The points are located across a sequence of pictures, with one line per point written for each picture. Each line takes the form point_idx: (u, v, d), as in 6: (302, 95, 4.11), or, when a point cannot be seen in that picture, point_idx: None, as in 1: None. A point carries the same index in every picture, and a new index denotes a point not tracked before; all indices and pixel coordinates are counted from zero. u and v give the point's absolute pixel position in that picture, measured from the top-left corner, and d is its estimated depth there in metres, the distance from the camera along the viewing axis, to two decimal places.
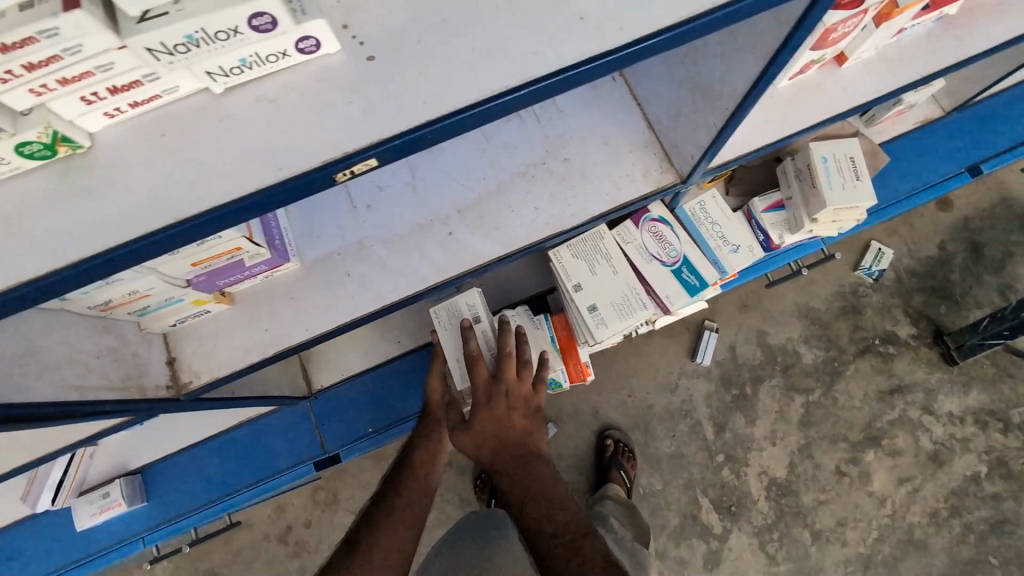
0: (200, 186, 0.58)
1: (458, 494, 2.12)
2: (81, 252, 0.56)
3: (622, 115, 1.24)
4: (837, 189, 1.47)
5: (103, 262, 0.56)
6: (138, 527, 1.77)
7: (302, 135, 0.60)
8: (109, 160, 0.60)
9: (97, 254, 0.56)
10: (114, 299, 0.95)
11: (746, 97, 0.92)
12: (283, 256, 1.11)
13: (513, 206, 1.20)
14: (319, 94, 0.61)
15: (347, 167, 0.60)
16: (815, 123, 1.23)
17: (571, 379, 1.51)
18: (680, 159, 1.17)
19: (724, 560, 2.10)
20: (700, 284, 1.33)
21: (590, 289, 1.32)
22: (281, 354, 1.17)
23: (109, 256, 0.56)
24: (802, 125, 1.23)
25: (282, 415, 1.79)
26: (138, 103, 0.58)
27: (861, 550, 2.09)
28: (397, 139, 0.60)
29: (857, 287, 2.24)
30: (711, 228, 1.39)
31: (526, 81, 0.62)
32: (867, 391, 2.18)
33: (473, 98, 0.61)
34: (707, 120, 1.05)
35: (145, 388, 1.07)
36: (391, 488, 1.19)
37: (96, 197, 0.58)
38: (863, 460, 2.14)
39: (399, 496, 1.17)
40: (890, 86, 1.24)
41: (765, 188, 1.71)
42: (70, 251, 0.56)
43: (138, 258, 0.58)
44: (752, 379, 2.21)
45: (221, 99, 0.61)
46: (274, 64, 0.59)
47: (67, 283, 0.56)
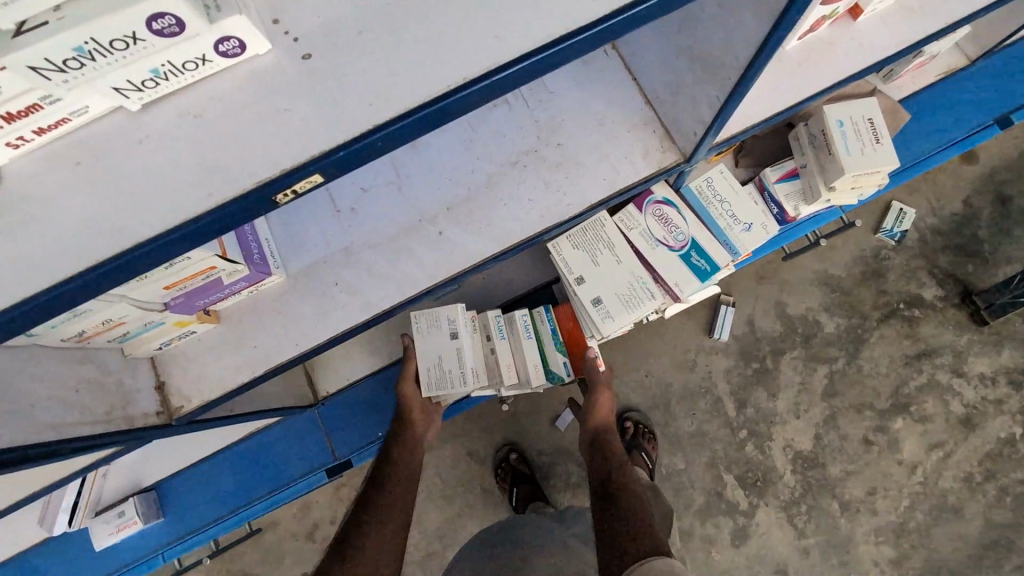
0: (131, 219, 0.52)
1: (479, 484, 2.08)
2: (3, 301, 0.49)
3: (615, 91, 1.14)
4: (854, 154, 1.37)
5: (30, 311, 0.49)
6: (155, 544, 1.70)
7: (240, 150, 0.53)
8: (21, 194, 0.53)
9: (23, 302, 0.49)
10: (88, 330, 0.88)
11: (743, 79, 0.85)
12: (264, 270, 1.05)
13: (506, 199, 1.12)
14: (252, 101, 0.55)
15: (289, 185, 0.53)
16: (830, 84, 1.11)
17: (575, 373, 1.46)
18: (682, 135, 1.08)
19: (752, 536, 2.04)
20: (711, 267, 1.25)
21: (594, 281, 1.24)
22: (273, 371, 1.11)
23: (37, 302, 0.49)
24: (816, 89, 1.12)
25: (292, 423, 1.73)
26: (44, 128, 0.51)
27: (893, 518, 2.02)
28: (344, 149, 0.53)
29: (878, 251, 2.12)
30: (720, 207, 1.29)
31: (490, 70, 0.55)
32: (893, 357, 2.08)
33: (429, 95, 0.54)
34: (708, 93, 0.96)
35: (135, 418, 1.01)
36: (376, 494, 1.16)
37: (14, 237, 0.51)
38: (891, 427, 2.06)
39: (384, 498, 1.15)
40: (911, 37, 1.12)
41: (778, 159, 1.60)
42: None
43: (71, 301, 0.51)
44: (773, 352, 2.11)
45: (141, 116, 0.55)
46: (195, 72, 0.53)
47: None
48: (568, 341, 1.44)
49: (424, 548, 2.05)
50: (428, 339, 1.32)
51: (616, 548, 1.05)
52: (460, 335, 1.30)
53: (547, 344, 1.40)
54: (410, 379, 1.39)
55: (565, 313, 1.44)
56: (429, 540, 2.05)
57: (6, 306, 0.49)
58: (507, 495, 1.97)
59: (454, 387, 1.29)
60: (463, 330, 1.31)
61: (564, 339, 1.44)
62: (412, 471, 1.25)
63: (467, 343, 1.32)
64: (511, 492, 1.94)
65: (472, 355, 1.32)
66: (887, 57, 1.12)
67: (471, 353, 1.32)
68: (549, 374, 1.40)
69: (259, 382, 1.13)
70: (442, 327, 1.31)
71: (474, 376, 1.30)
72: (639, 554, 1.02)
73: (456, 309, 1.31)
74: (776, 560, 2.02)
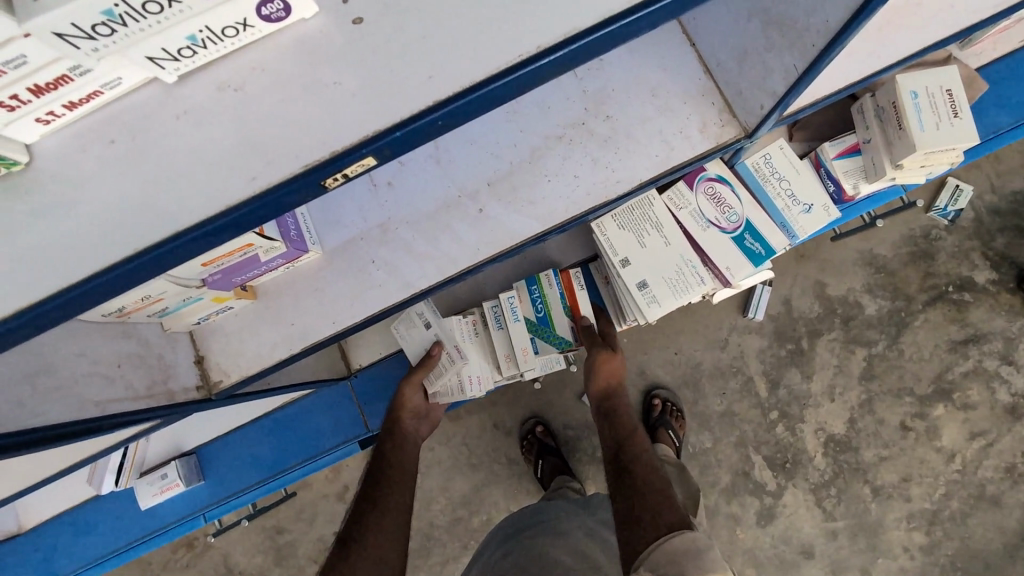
0: (177, 200, 0.48)
1: (503, 455, 2.07)
2: (50, 286, 0.47)
3: (673, 59, 1.05)
4: (929, 130, 1.25)
5: (74, 297, 0.47)
6: (195, 507, 1.70)
7: (284, 128, 0.49)
8: (56, 174, 0.49)
9: (75, 286, 0.46)
10: (128, 306, 0.87)
11: (821, 56, 0.79)
12: (301, 247, 1.01)
13: (550, 175, 1.06)
14: (296, 73, 0.50)
15: (338, 170, 0.49)
16: (903, 58, 1.02)
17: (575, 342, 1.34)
18: (745, 109, 1.00)
19: (778, 517, 1.99)
20: (766, 252, 1.17)
21: (640, 263, 1.18)
22: (311, 349, 1.09)
23: (88, 287, 0.47)
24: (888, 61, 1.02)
25: (323, 395, 1.68)
26: (76, 102, 0.47)
27: (926, 505, 1.95)
28: (398, 130, 0.48)
29: (929, 230, 1.98)
30: (778, 186, 1.21)
31: (567, 39, 0.49)
32: (938, 341, 1.97)
33: (495, 67, 0.49)
34: (785, 62, 0.89)
35: (174, 393, 1.00)
36: (376, 488, 1.14)
37: (52, 219, 0.48)
38: (931, 414, 1.96)
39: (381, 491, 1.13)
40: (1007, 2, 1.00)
41: (836, 132, 1.47)
42: (32, 289, 0.46)
43: (117, 287, 0.48)
44: (810, 333, 2.01)
45: (177, 90, 0.50)
46: (234, 39, 0.48)
47: (38, 322, 0.47)
48: (573, 307, 1.35)
49: (447, 515, 2.07)
50: (411, 338, 1.34)
51: (633, 525, 1.01)
52: (432, 323, 1.29)
53: (553, 311, 1.33)
54: (417, 384, 1.31)
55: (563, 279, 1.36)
56: (455, 507, 2.07)
57: (53, 292, 0.46)
58: (533, 466, 1.97)
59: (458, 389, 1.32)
60: (434, 317, 1.30)
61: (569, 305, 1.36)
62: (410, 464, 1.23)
63: (444, 334, 1.29)
64: (537, 465, 1.93)
65: (474, 360, 1.35)
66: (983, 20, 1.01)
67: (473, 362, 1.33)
68: (555, 340, 1.34)
69: (295, 359, 1.12)
70: (419, 324, 1.31)
71: (473, 381, 1.33)
72: (661, 530, 0.97)
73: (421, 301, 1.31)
74: (802, 542, 1.98)
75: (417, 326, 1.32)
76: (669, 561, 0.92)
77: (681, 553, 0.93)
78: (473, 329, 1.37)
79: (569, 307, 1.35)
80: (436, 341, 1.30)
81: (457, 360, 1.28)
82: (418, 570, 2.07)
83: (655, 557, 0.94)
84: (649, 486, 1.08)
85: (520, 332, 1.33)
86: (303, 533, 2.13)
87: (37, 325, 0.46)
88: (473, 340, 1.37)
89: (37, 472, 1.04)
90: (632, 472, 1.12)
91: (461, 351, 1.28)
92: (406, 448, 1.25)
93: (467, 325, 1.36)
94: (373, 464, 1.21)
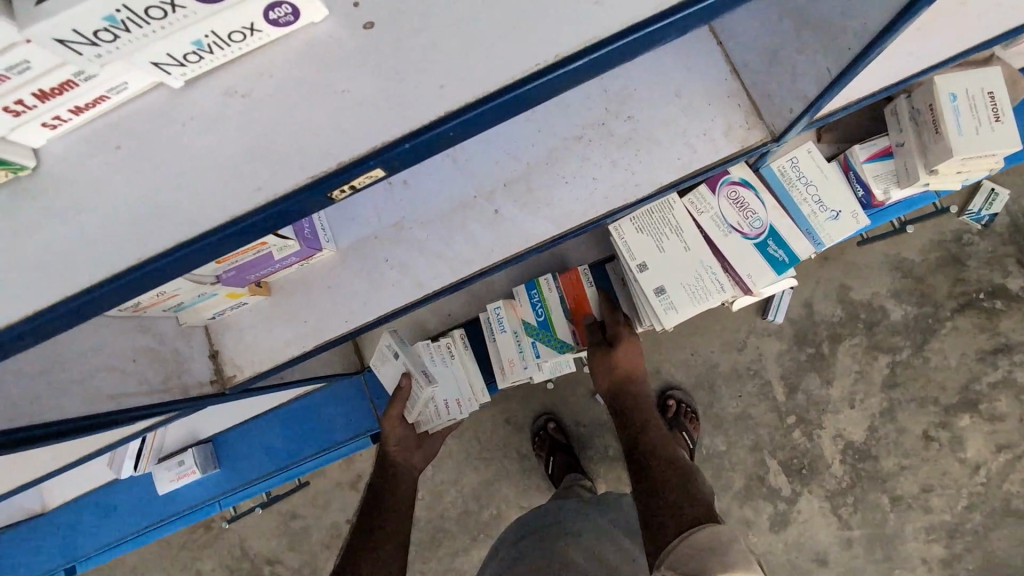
0: (188, 206, 0.47)
1: (514, 451, 2.06)
2: (63, 290, 0.46)
3: (698, 59, 1.02)
4: (967, 135, 1.19)
5: (87, 301, 0.46)
6: (211, 494, 1.72)
7: (291, 136, 0.48)
8: (64, 177, 0.49)
9: (90, 289, 0.46)
10: (143, 301, 0.87)
11: (863, 56, 0.75)
12: (315, 246, 1.00)
13: (568, 176, 1.03)
14: (304, 77, 0.48)
15: (346, 182, 0.47)
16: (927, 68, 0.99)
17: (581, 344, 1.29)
18: (772, 111, 0.96)
19: (791, 523, 1.95)
20: (789, 259, 1.13)
21: (657, 268, 1.15)
22: (324, 346, 1.09)
23: (102, 291, 0.46)
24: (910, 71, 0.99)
25: (336, 388, 1.68)
26: (82, 107, 0.46)
27: (947, 518, 1.90)
28: (409, 140, 0.46)
29: (961, 235, 1.90)
30: (805, 191, 1.16)
31: (587, 47, 0.47)
32: (966, 350, 1.90)
33: (513, 76, 0.47)
34: (818, 65, 0.85)
35: (189, 386, 1.01)
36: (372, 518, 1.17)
37: (61, 222, 0.48)
38: (956, 425, 1.90)
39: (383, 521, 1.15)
40: None
41: (867, 134, 1.42)
42: (46, 292, 0.46)
43: (129, 291, 0.47)
44: (831, 337, 1.95)
45: (184, 94, 0.49)
46: (242, 44, 0.47)
47: (51, 325, 0.47)
48: (575, 307, 1.31)
49: (457, 508, 2.08)
50: (387, 372, 1.29)
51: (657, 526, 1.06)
52: (399, 354, 1.24)
53: (553, 313, 1.30)
54: (396, 418, 1.25)
55: (569, 277, 1.33)
56: (465, 500, 2.08)
57: (66, 295, 0.46)
58: (543, 464, 1.96)
59: (439, 417, 1.29)
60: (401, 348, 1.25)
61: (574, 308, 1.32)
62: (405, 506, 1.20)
63: (410, 362, 1.23)
64: (547, 462, 1.92)
65: (446, 386, 1.29)
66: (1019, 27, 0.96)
67: (445, 385, 1.29)
68: (557, 344, 1.28)
69: (309, 355, 1.11)
70: (389, 356, 1.27)
71: (452, 405, 1.29)
72: (684, 527, 1.03)
73: (385, 333, 1.27)
74: (816, 550, 1.94)
75: (388, 358, 1.28)
76: (693, 555, 0.97)
77: (706, 548, 0.98)
78: (449, 351, 1.33)
79: (572, 308, 1.31)
80: (405, 371, 1.23)
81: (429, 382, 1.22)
82: (427, 561, 2.09)
83: (679, 553, 0.99)
84: (666, 484, 1.13)
85: (506, 342, 1.32)
86: (315, 520, 2.16)
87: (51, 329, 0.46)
88: (450, 364, 1.32)
89: (57, 459, 1.06)
90: (649, 473, 1.16)
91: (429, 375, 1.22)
92: (399, 484, 1.23)
93: (438, 349, 1.32)
94: (368, 498, 1.21)
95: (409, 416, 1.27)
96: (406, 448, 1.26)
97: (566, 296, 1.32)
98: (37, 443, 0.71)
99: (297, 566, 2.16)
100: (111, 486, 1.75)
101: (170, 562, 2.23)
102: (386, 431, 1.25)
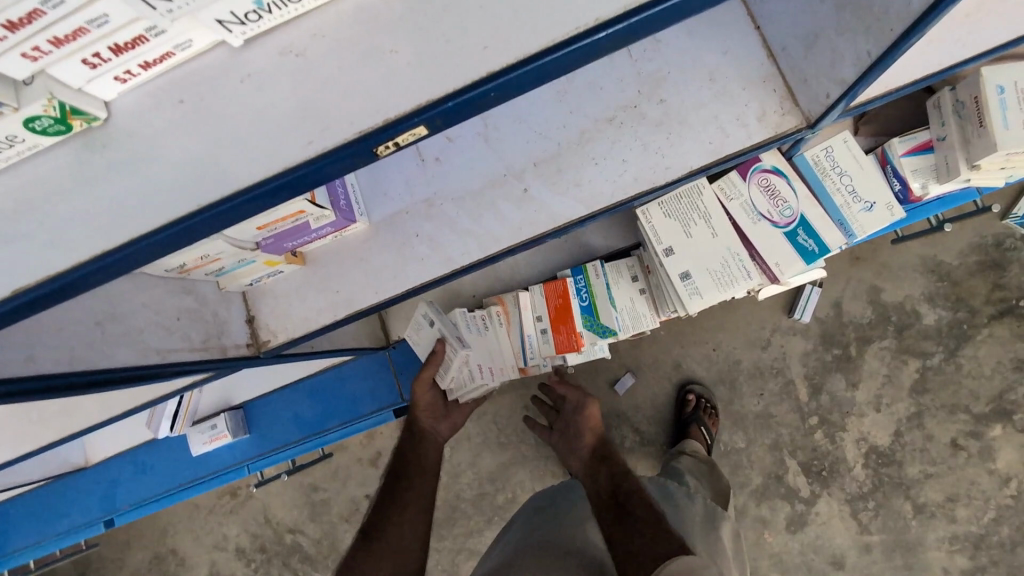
0: (241, 158, 0.50)
1: (531, 437, 2.09)
2: (126, 234, 0.50)
3: (737, 43, 1.02)
4: (1013, 129, 1.15)
5: (149, 246, 0.50)
6: (240, 457, 1.79)
7: (339, 95, 0.50)
8: (130, 131, 0.52)
9: (149, 235, 0.50)
10: (188, 263, 0.92)
11: (893, 48, 0.76)
12: (349, 217, 1.04)
13: (599, 158, 1.04)
14: (355, 39, 0.51)
15: (391, 138, 0.50)
16: (951, 65, 0.95)
17: (556, 351, 1.37)
18: (809, 96, 0.95)
19: (809, 524, 1.94)
20: (819, 250, 1.12)
21: (683, 253, 1.16)
22: (352, 317, 1.13)
23: (159, 237, 0.50)
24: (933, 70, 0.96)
25: (362, 361, 1.73)
26: (150, 63, 0.50)
27: (972, 528, 1.86)
28: (452, 99, 0.49)
29: (1002, 239, 1.84)
30: (839, 181, 1.14)
31: (628, 12, 0.48)
32: (1001, 358, 1.85)
33: (555, 38, 0.48)
34: (859, 48, 0.84)
35: (227, 348, 1.06)
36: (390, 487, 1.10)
37: (126, 173, 0.51)
38: (987, 435, 1.86)
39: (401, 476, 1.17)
40: None
41: (909, 128, 1.38)
42: (114, 237, 0.50)
43: (187, 237, 0.51)
44: (859, 339, 1.91)
45: (242, 54, 0.52)
46: (298, 5, 0.49)
47: (116, 266, 0.51)
48: (555, 316, 1.37)
49: (474, 489, 2.12)
50: (422, 342, 1.33)
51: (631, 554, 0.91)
52: (434, 320, 1.28)
53: (599, 299, 1.37)
54: (428, 381, 1.27)
55: (554, 287, 1.37)
56: (482, 483, 2.12)
57: (130, 240, 0.50)
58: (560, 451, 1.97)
59: (472, 383, 1.30)
60: (436, 314, 1.29)
61: (555, 314, 1.38)
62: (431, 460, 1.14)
63: (445, 328, 1.27)
64: None
65: (482, 353, 1.34)
66: None
67: (477, 352, 1.33)
68: (600, 329, 1.37)
69: (340, 324, 1.15)
70: (425, 325, 1.31)
71: (485, 371, 1.32)
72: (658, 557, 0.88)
73: (422, 302, 1.32)
74: (833, 552, 1.93)
75: (423, 327, 1.33)
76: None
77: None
78: (482, 322, 1.38)
79: (551, 317, 1.37)
80: (440, 337, 1.27)
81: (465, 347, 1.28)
82: (442, 539, 2.14)
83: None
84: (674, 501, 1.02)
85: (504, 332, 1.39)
86: (337, 492, 2.22)
87: (116, 269, 0.51)
88: (484, 334, 1.37)
89: (103, 411, 1.13)
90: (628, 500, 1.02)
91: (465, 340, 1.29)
92: (425, 447, 1.17)
93: (475, 319, 1.37)
94: (393, 465, 1.14)
95: (441, 380, 1.29)
96: (434, 414, 1.28)
97: (549, 301, 1.38)
98: (96, 387, 0.77)
99: (317, 536, 2.23)
100: (148, 445, 1.83)
101: (199, 524, 2.33)
102: (416, 395, 1.28)
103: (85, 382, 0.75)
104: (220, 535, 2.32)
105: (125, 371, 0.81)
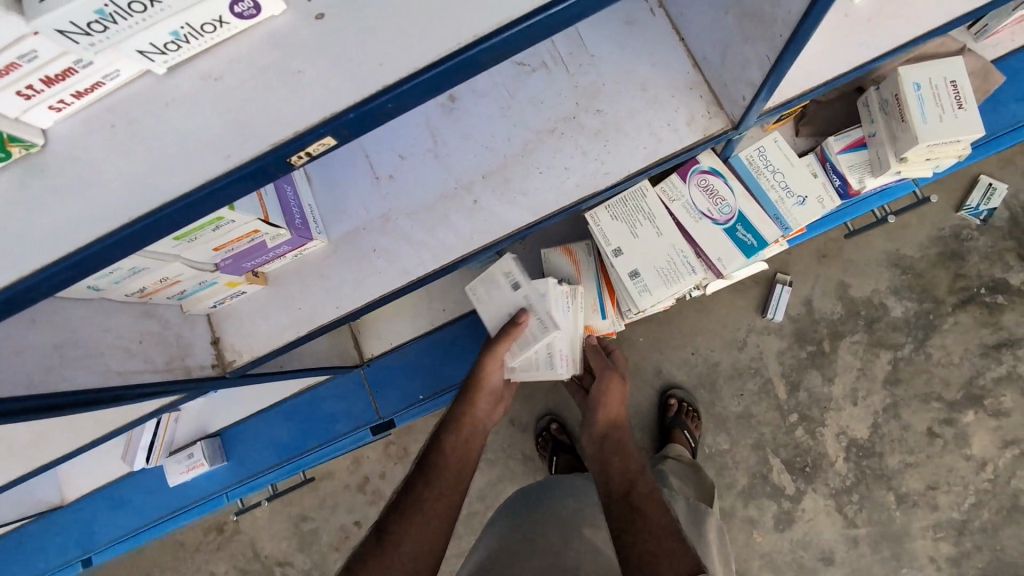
0: (169, 175, 0.54)
1: (521, 451, 2.10)
2: (62, 249, 0.54)
3: (662, 52, 1.09)
4: (931, 123, 1.23)
5: (86, 259, 0.54)
6: (218, 485, 1.78)
7: (259, 110, 0.55)
8: (68, 156, 0.56)
9: (83, 249, 0.53)
10: (148, 286, 0.95)
11: (776, 64, 0.85)
12: (307, 235, 1.07)
13: (542, 167, 1.10)
14: (268, 61, 0.56)
15: (302, 148, 0.55)
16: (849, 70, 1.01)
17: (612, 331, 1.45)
18: (730, 100, 1.02)
19: (797, 521, 1.97)
20: (758, 243, 1.18)
21: (632, 253, 1.21)
22: (315, 332, 1.15)
23: (93, 250, 0.54)
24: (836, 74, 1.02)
25: (339, 381, 1.74)
26: (82, 92, 0.54)
27: (954, 515, 1.91)
28: (352, 111, 0.54)
29: (960, 230, 1.93)
30: (772, 177, 1.21)
31: (502, 26, 0.53)
32: (968, 345, 1.92)
33: (458, 43, 0.53)
34: (759, 51, 0.91)
35: (191, 369, 1.09)
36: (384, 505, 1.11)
37: (62, 196, 0.55)
38: (960, 421, 1.92)
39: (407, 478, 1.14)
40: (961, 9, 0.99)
41: (843, 126, 1.46)
42: (49, 252, 0.54)
43: (123, 249, 0.55)
44: (831, 335, 1.98)
45: (167, 80, 0.57)
46: (213, 35, 0.54)
47: (56, 279, 0.55)
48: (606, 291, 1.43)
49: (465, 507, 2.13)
50: (492, 301, 1.34)
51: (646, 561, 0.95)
52: (521, 286, 1.30)
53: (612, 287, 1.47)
54: (499, 358, 1.29)
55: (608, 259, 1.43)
56: (471, 501, 2.12)
57: (66, 254, 0.53)
58: (546, 462, 1.99)
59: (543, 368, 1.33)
60: (523, 280, 1.31)
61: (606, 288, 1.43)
62: (470, 459, 1.18)
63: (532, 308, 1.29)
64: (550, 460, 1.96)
65: (565, 337, 1.33)
66: (939, 27, 0.99)
67: (562, 337, 1.32)
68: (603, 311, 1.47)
69: (302, 342, 1.18)
70: (507, 286, 1.32)
71: (563, 359, 1.33)
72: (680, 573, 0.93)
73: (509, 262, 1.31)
74: (822, 548, 1.96)
75: (501, 286, 1.33)
76: None
77: None
78: (567, 301, 1.33)
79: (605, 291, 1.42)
80: (524, 307, 1.29)
81: (548, 329, 1.26)
82: None
83: None
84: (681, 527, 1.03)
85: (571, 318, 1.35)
86: (325, 518, 2.21)
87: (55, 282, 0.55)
88: (568, 314, 1.34)
89: (75, 438, 1.14)
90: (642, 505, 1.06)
91: (552, 318, 1.26)
92: (466, 445, 1.20)
93: (563, 294, 1.32)
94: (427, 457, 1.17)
95: (510, 359, 1.32)
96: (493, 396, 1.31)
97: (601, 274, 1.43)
98: (62, 410, 0.80)
99: (307, 567, 2.21)
100: (123, 480, 1.82)
101: (185, 562, 2.30)
102: (486, 367, 1.30)
103: (67, 403, 0.80)
104: (207, 572, 2.28)
105: (96, 394, 0.85)
